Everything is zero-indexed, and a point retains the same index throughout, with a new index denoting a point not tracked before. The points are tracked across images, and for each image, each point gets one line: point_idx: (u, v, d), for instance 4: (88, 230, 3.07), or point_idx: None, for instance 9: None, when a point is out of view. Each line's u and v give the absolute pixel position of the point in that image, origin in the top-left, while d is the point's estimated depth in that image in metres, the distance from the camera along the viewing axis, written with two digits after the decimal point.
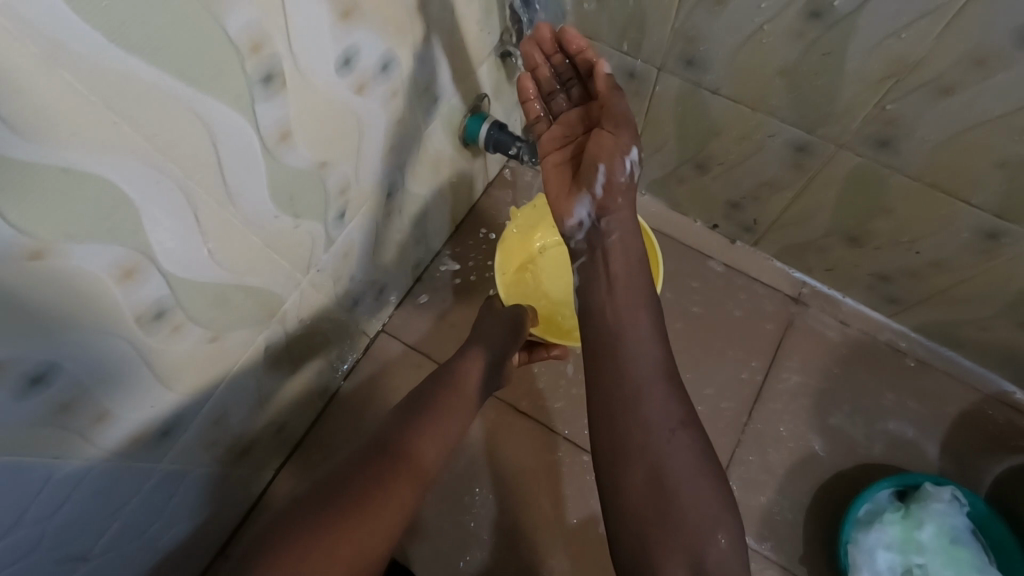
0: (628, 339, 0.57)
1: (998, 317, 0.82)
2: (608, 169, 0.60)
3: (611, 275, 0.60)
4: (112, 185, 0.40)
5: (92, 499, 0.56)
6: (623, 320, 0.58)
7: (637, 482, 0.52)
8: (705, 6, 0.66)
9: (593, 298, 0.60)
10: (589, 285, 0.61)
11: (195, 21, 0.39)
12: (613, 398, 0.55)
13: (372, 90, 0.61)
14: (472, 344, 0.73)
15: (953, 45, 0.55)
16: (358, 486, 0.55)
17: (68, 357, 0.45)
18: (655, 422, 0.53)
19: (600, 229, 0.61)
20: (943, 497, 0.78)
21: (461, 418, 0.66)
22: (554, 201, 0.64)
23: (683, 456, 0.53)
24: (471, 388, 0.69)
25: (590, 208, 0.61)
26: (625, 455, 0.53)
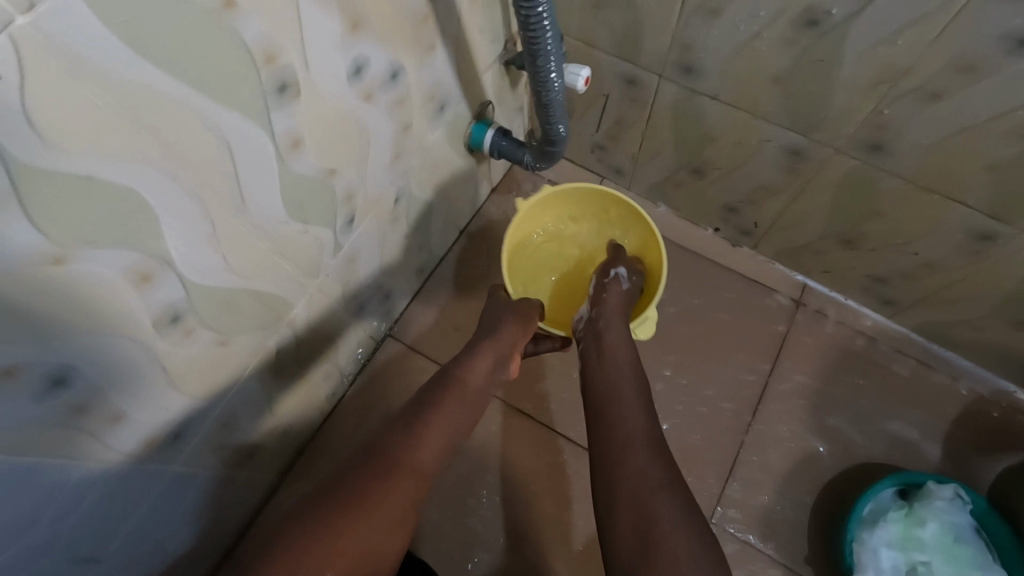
0: (617, 403, 0.64)
1: (992, 317, 0.83)
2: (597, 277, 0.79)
3: (607, 351, 0.70)
4: (133, 192, 0.42)
5: (105, 501, 0.57)
6: (613, 388, 0.66)
7: (625, 531, 0.54)
8: (701, 16, 0.68)
9: (589, 370, 0.69)
10: (585, 356, 0.71)
11: (213, 34, 0.41)
12: (602, 455, 0.60)
13: (379, 99, 0.62)
14: (482, 341, 0.74)
15: (942, 52, 0.57)
16: (349, 492, 0.55)
17: (86, 360, 0.46)
18: (640, 475, 0.57)
19: (592, 318, 0.75)
20: (945, 496, 0.79)
21: (466, 414, 0.67)
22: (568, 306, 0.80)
23: (668, 510, 0.54)
24: (473, 383, 0.69)
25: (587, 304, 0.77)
26: (614, 505, 0.56)
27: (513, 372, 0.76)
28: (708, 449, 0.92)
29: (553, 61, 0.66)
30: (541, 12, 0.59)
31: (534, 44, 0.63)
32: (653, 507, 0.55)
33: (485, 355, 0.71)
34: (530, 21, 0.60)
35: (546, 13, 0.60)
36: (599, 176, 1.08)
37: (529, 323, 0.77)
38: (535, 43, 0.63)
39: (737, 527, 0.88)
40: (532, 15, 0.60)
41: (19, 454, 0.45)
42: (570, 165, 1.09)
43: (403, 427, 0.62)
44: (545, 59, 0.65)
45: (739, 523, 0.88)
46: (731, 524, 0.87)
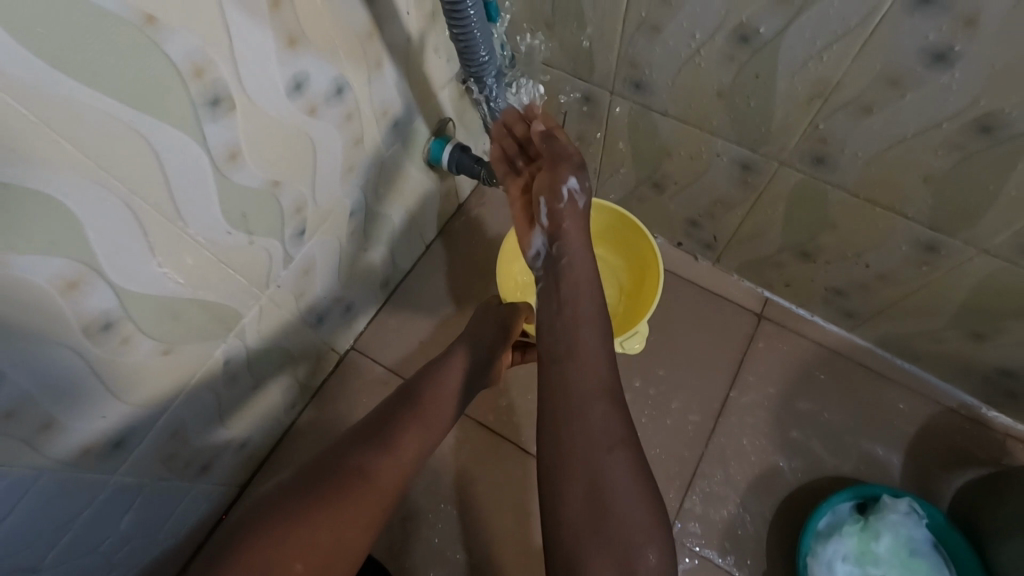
0: (575, 359, 0.57)
1: (948, 329, 0.83)
2: (550, 204, 0.66)
3: (565, 300, 0.61)
4: (56, 201, 0.43)
5: (40, 510, 0.56)
6: (576, 340, 0.58)
7: (571, 491, 0.50)
8: (644, 34, 0.70)
9: (549, 312, 0.61)
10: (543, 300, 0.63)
11: (133, 49, 0.42)
12: (555, 412, 0.54)
13: (325, 113, 0.64)
14: (461, 344, 0.75)
15: (868, 66, 0.58)
16: (324, 491, 0.56)
17: (14, 365, 0.46)
18: (595, 434, 0.52)
19: (552, 255, 0.65)
20: (900, 509, 0.79)
21: (447, 413, 0.68)
22: (518, 233, 0.70)
23: (621, 473, 0.50)
24: (454, 383, 0.70)
25: (544, 238, 0.66)
26: (562, 465, 0.51)
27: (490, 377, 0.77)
28: (669, 463, 0.91)
29: (493, 82, 0.68)
30: (475, 36, 0.61)
31: (473, 67, 0.65)
32: (604, 471, 0.50)
33: (465, 356, 0.73)
34: (467, 49, 0.62)
35: (479, 35, 0.61)
36: None
37: (512, 327, 0.80)
38: (474, 68, 0.65)
39: (698, 542, 0.87)
40: (467, 43, 0.62)
41: None
42: None
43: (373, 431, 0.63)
44: (486, 80, 0.67)
45: (699, 538, 0.87)
46: (691, 537, 0.87)
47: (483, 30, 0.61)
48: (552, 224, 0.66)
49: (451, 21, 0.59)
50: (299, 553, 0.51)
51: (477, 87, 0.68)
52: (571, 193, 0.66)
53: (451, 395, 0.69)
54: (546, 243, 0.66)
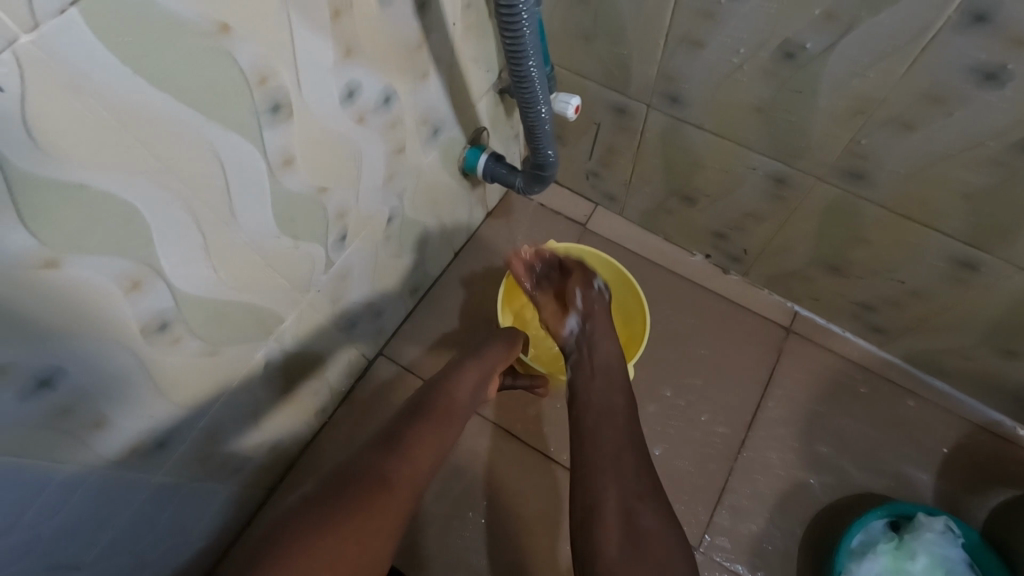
0: (607, 416, 0.63)
1: (980, 347, 0.83)
2: (583, 293, 0.77)
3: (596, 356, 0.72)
4: (127, 203, 0.43)
5: (86, 509, 0.57)
6: (603, 401, 0.65)
7: (609, 538, 0.53)
8: (684, 50, 0.71)
9: (576, 380, 0.69)
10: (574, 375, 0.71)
11: (209, 57, 0.43)
12: (591, 465, 0.58)
13: (371, 123, 0.65)
14: (468, 358, 0.76)
15: (916, 83, 0.58)
16: (355, 496, 0.56)
17: (74, 362, 0.47)
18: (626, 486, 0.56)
19: (586, 333, 0.73)
20: (936, 527, 0.78)
21: (457, 423, 0.69)
22: (550, 325, 0.78)
23: (655, 519, 0.54)
24: (462, 395, 0.72)
25: (579, 318, 0.75)
26: (601, 514, 0.55)
27: (490, 392, 0.79)
28: (697, 476, 0.91)
29: (541, 98, 0.69)
30: (528, 54, 0.63)
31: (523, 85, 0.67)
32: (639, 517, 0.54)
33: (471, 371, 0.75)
34: (519, 66, 0.64)
35: (532, 54, 0.63)
36: (593, 202, 1.10)
37: (512, 348, 0.82)
38: (524, 84, 0.67)
39: (727, 557, 0.86)
40: (520, 61, 0.64)
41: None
42: (566, 191, 1.11)
43: (390, 442, 0.62)
44: (535, 97, 0.69)
45: (728, 552, 0.86)
46: (720, 552, 0.86)
47: (536, 43, 0.62)
48: (586, 306, 0.76)
49: (504, 31, 0.60)
50: (327, 564, 0.51)
51: (525, 104, 0.70)
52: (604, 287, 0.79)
53: (459, 413, 0.70)
54: (580, 323, 0.75)
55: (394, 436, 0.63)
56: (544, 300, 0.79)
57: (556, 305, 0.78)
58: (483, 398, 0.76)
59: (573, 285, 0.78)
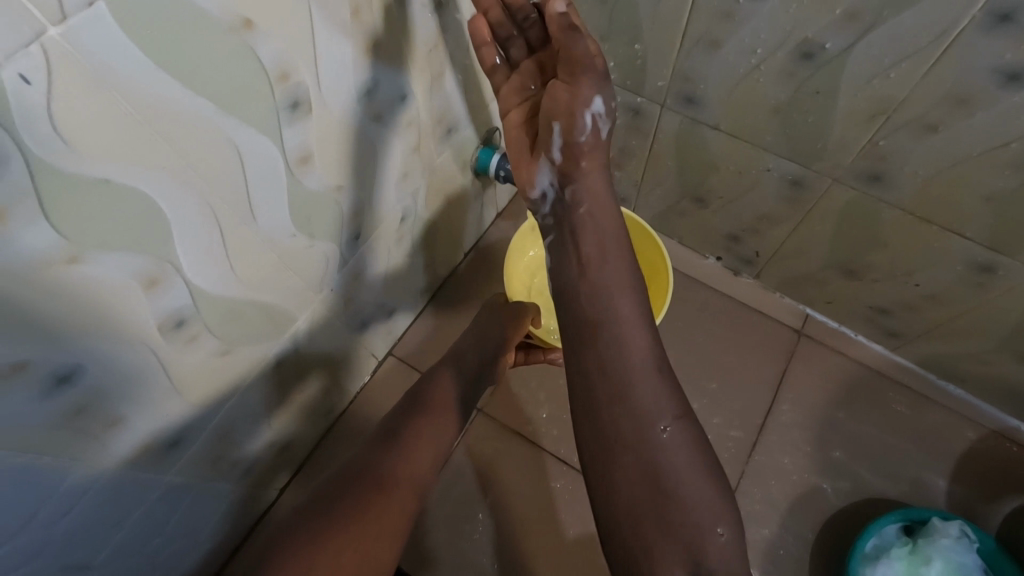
0: (618, 327, 0.51)
1: (997, 351, 0.82)
2: (567, 128, 0.57)
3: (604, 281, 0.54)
4: (148, 199, 0.43)
5: (99, 507, 0.57)
6: (609, 326, 0.51)
7: (629, 477, 0.47)
8: (701, 51, 0.70)
9: (567, 278, 0.55)
10: (561, 269, 0.56)
11: (231, 52, 0.43)
12: (599, 389, 0.49)
13: (387, 121, 0.65)
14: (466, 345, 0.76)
15: (938, 84, 0.58)
16: (356, 497, 0.56)
17: (92, 359, 0.46)
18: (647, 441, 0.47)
19: (563, 201, 0.58)
20: (951, 533, 0.77)
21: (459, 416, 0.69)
22: (520, 177, 0.62)
23: (680, 450, 0.48)
24: (461, 386, 0.71)
25: (550, 177, 0.59)
26: (617, 463, 0.47)
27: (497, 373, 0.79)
28: None
29: None
30: None
31: None
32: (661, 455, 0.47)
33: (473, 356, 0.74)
34: None
35: None
36: None
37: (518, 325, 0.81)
38: None
39: None
40: None
41: (15, 453, 0.45)
42: None
43: (392, 438, 0.62)
44: None
45: None
46: None
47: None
48: (567, 160, 0.58)
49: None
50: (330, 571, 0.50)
51: None
52: (596, 118, 0.57)
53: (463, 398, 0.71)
54: (553, 184, 0.59)
55: (393, 432, 0.63)
56: (515, 110, 0.62)
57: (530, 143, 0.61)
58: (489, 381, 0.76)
59: (557, 106, 0.57)
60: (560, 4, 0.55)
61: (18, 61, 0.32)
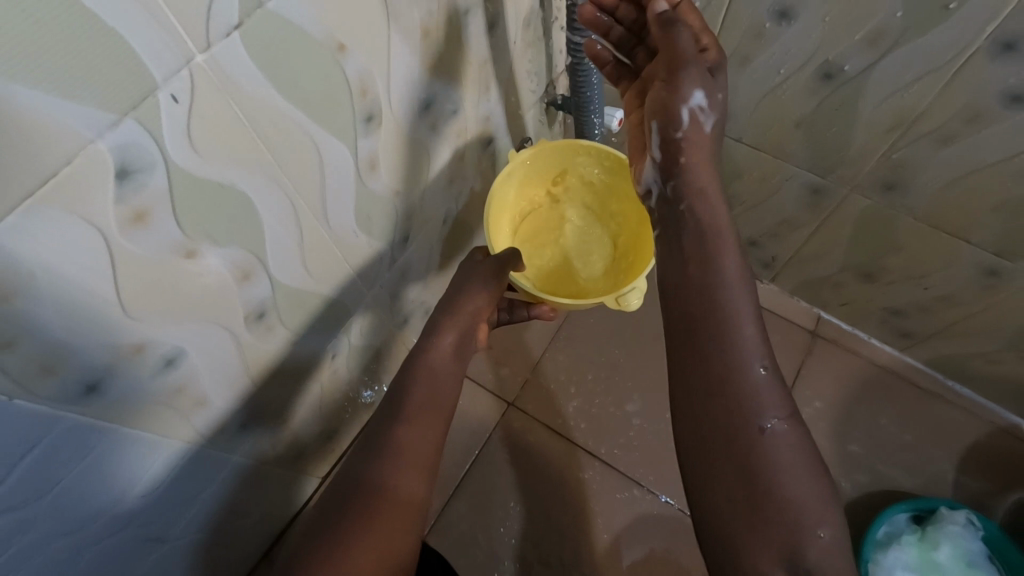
0: (735, 343, 0.51)
1: (1004, 351, 0.87)
2: (662, 127, 0.57)
3: (725, 286, 0.53)
4: (248, 200, 0.48)
5: (181, 481, 0.62)
6: (725, 339, 0.51)
7: (724, 474, 0.48)
8: (729, 68, 0.76)
9: (673, 276, 0.55)
10: (666, 262, 0.56)
11: (325, 71, 0.48)
12: (694, 382, 0.51)
13: (440, 131, 0.70)
14: (442, 311, 0.66)
15: (951, 102, 0.63)
16: (355, 507, 0.55)
17: (192, 345, 0.52)
18: (742, 433, 0.48)
19: (666, 197, 0.58)
20: (958, 520, 0.82)
21: (446, 392, 0.64)
22: (633, 170, 0.63)
23: (785, 450, 0.48)
24: (440, 362, 0.64)
25: (657, 174, 0.59)
26: (716, 449, 0.49)
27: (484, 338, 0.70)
28: None
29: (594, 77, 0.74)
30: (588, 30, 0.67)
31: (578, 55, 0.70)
32: (769, 438, 0.48)
33: (451, 329, 0.65)
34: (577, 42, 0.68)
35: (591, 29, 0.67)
36: None
37: (501, 279, 0.68)
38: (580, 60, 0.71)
39: None
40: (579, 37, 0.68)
41: (127, 426, 0.51)
42: None
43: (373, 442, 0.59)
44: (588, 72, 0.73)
45: None
46: None
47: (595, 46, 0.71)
48: (667, 156, 0.57)
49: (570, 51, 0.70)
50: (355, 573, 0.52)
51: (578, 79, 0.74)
52: (695, 112, 0.56)
53: (442, 381, 0.64)
54: (658, 180, 0.59)
55: (377, 434, 0.60)
56: (628, 92, 0.64)
57: (638, 142, 0.63)
58: (472, 350, 0.67)
59: (654, 105, 0.57)
60: (662, 2, 0.57)
61: (173, 82, 0.37)
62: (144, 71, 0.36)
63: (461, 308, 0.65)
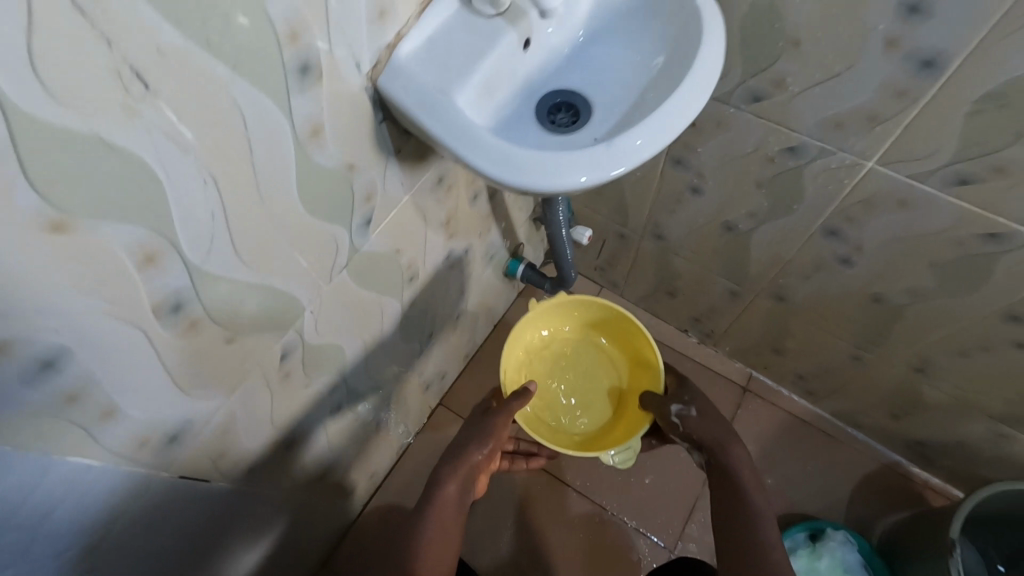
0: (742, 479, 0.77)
1: (878, 411, 1.15)
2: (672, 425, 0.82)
3: (728, 447, 0.79)
4: (340, 346, 0.78)
5: (282, 518, 0.91)
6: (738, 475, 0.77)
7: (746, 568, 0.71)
8: (664, 212, 1.04)
9: (704, 437, 0.80)
10: (696, 434, 0.80)
11: (389, 266, 0.77)
12: (724, 506, 0.76)
13: (455, 265, 0.98)
14: (444, 464, 0.77)
15: (807, 255, 0.91)
16: None
17: (301, 432, 0.82)
18: (757, 542, 0.72)
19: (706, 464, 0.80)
20: (838, 537, 1.11)
21: (450, 534, 0.74)
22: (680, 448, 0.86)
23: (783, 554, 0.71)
24: (450, 507, 0.75)
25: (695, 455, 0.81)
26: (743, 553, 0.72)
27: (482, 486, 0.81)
28: (674, 498, 1.23)
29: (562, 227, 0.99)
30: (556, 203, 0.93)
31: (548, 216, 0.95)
32: (770, 545, 0.72)
33: (455, 480, 0.76)
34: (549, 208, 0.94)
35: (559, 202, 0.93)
36: (599, 285, 1.42)
37: (495, 434, 0.79)
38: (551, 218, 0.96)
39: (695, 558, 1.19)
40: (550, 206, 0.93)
41: (264, 485, 0.81)
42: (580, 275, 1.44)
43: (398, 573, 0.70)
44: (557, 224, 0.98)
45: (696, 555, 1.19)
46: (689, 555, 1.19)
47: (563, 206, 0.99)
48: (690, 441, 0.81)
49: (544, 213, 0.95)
50: None
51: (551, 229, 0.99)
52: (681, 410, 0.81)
53: (449, 525, 0.74)
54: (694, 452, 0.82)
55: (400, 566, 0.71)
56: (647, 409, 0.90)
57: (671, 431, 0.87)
58: (470, 496, 0.78)
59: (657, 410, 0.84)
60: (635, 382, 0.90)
61: (314, 304, 0.66)
62: (302, 305, 0.64)
63: (463, 460, 0.76)
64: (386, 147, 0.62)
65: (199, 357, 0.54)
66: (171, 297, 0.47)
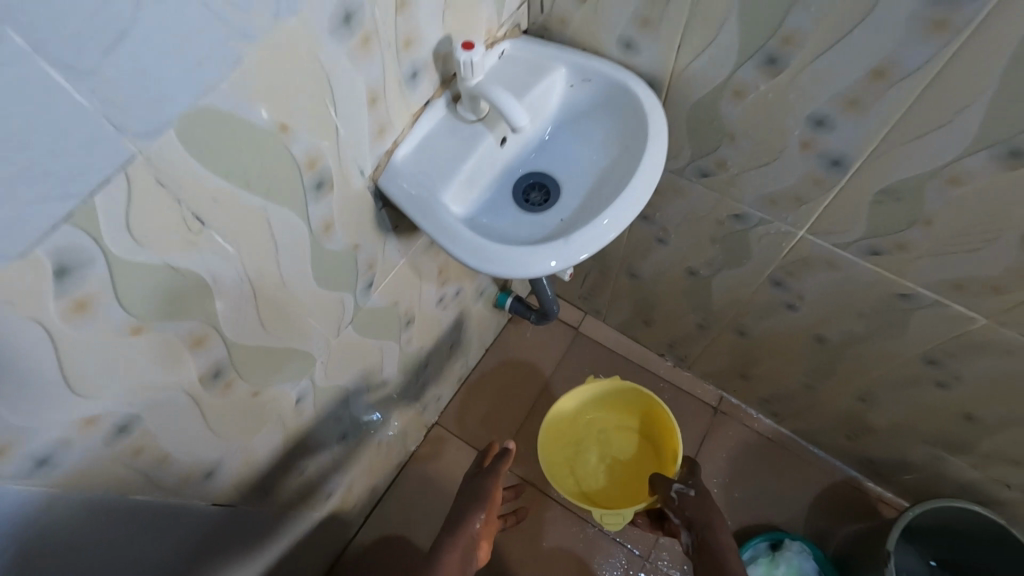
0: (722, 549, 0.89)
1: (834, 432, 1.27)
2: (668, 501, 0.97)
3: (715, 523, 0.92)
4: (345, 385, 0.89)
5: (292, 532, 1.03)
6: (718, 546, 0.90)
7: None
8: (636, 255, 1.16)
9: (693, 509, 0.94)
10: (688, 507, 0.94)
11: (387, 317, 0.88)
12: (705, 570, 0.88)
13: (447, 305, 1.10)
14: (445, 534, 0.89)
15: (759, 299, 1.02)
16: None
17: (310, 459, 0.93)
18: None
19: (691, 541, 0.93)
20: (794, 547, 1.22)
21: None
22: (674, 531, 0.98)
23: None
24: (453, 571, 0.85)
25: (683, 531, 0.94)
26: None
27: (483, 553, 0.92)
28: None
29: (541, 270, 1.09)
30: None
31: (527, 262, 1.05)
32: None
33: (454, 546, 0.87)
34: None
35: None
36: (583, 312, 1.53)
37: (489, 501, 0.92)
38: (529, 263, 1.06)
39: (668, 565, 1.26)
40: None
41: (277, 505, 0.92)
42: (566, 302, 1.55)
43: None
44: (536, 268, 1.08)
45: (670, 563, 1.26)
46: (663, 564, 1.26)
47: None
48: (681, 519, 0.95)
49: None
50: None
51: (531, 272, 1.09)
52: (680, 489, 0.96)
53: None
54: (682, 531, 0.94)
55: None
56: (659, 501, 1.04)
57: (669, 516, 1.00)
58: (472, 564, 0.88)
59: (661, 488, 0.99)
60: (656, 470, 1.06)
61: (325, 355, 0.78)
62: (314, 359, 0.76)
63: (461, 528, 0.89)
64: (385, 226, 0.74)
65: (230, 410, 0.66)
66: (213, 367, 0.59)
